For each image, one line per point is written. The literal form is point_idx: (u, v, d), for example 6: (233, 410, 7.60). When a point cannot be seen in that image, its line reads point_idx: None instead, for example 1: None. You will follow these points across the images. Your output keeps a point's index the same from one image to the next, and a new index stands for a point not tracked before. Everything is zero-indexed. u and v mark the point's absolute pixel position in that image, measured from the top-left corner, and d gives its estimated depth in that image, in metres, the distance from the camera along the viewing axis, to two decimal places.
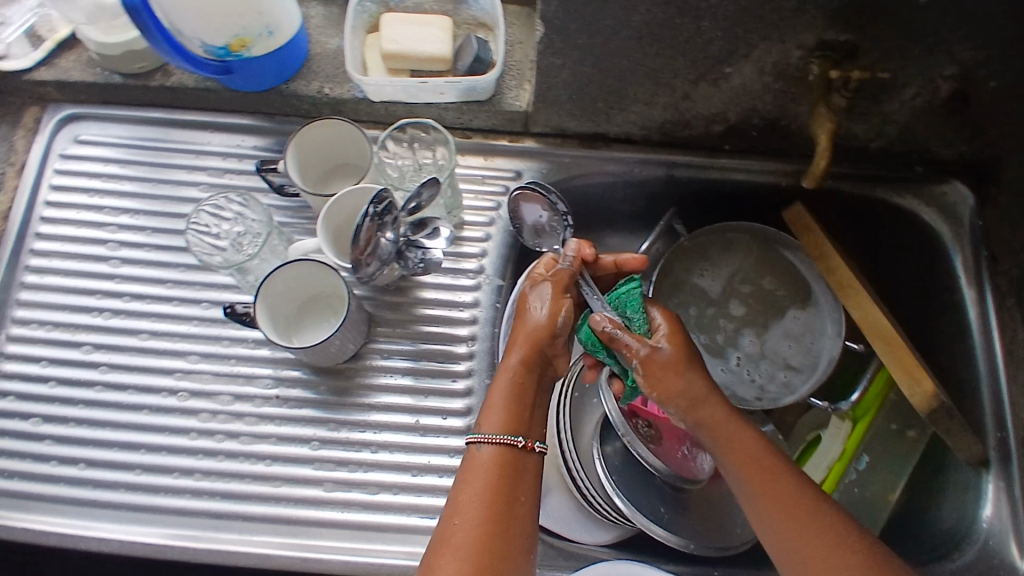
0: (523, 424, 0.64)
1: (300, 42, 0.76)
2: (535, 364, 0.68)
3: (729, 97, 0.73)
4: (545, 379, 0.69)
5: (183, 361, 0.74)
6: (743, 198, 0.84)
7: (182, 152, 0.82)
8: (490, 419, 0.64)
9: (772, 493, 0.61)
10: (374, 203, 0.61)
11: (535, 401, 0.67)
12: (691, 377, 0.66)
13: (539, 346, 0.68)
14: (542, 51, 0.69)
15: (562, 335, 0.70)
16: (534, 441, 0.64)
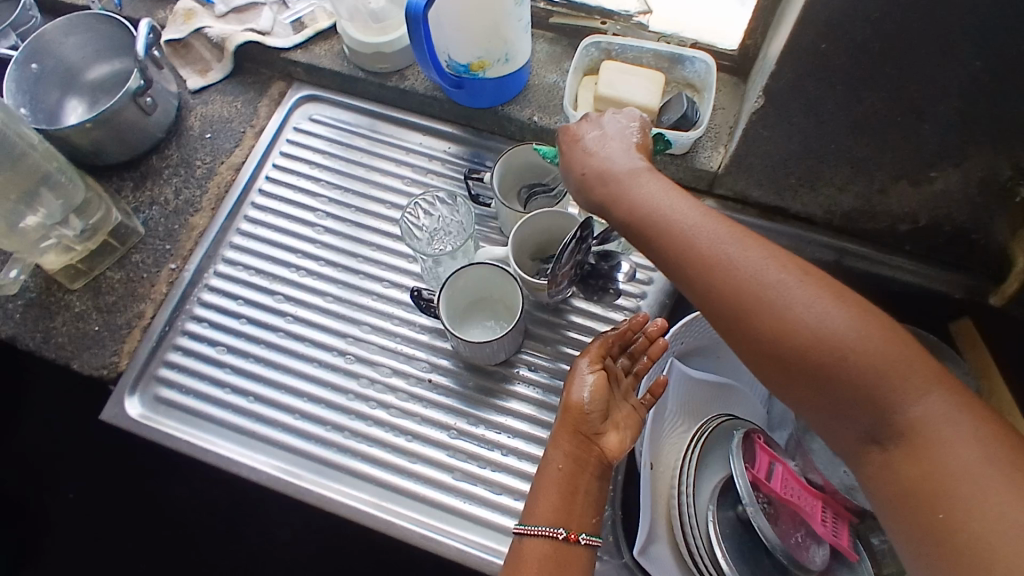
0: (564, 512, 0.65)
1: (523, 74, 0.85)
2: (571, 451, 0.67)
3: (925, 199, 0.74)
4: (591, 465, 0.67)
5: (356, 328, 0.81)
6: (909, 300, 0.85)
7: (394, 146, 0.91)
8: (540, 507, 0.65)
9: (673, 261, 0.57)
10: (581, 228, 0.67)
11: (575, 489, 0.66)
12: (586, 165, 0.64)
13: (578, 429, 0.67)
14: (755, 121, 0.73)
15: (595, 411, 0.67)
16: (577, 533, 0.65)
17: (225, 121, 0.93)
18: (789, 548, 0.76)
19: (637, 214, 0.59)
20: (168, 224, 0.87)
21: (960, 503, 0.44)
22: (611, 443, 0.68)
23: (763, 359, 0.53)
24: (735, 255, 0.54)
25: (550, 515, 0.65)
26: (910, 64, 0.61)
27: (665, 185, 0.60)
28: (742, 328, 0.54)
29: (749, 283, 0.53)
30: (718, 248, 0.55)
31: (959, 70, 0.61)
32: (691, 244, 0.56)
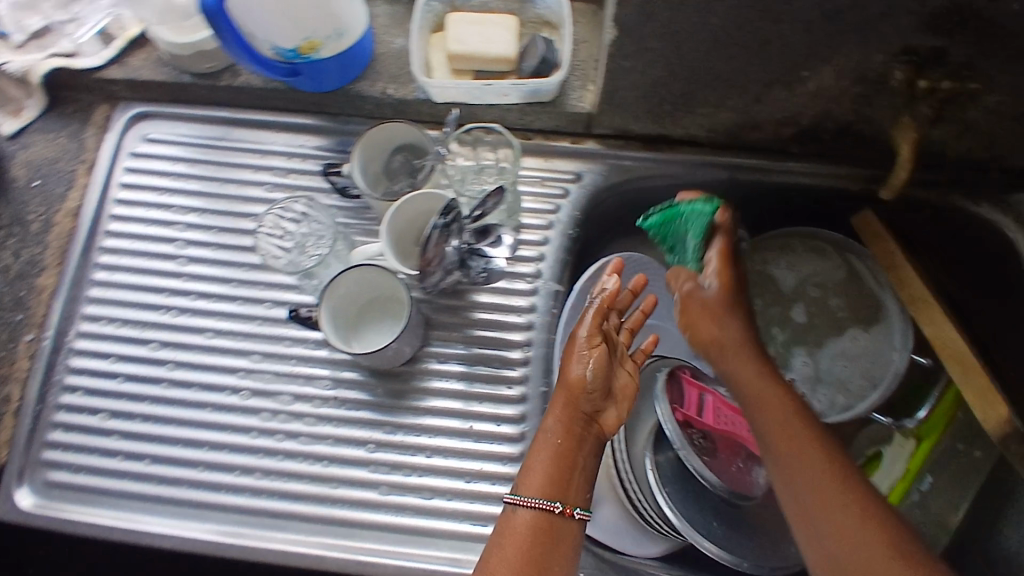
0: (558, 484, 0.65)
1: (364, 44, 0.77)
2: (569, 426, 0.67)
3: (804, 100, 0.71)
4: (588, 441, 0.68)
5: (245, 359, 0.75)
6: (808, 202, 0.83)
7: (247, 151, 0.82)
8: (531, 480, 0.65)
9: (772, 437, 0.64)
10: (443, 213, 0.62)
11: (573, 463, 0.66)
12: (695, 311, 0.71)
13: (576, 407, 0.68)
14: (614, 54, 0.68)
15: (595, 389, 0.68)
16: (570, 507, 0.65)
17: (52, 162, 0.83)
18: (727, 480, 0.76)
19: (753, 389, 0.67)
20: (14, 292, 0.79)
21: None
22: (609, 418, 0.69)
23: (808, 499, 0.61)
24: (835, 461, 0.62)
25: (543, 488, 0.65)
26: None
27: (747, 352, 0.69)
28: (796, 468, 0.62)
29: (808, 443, 0.63)
30: (789, 409, 0.65)
31: None
32: (798, 422, 0.64)
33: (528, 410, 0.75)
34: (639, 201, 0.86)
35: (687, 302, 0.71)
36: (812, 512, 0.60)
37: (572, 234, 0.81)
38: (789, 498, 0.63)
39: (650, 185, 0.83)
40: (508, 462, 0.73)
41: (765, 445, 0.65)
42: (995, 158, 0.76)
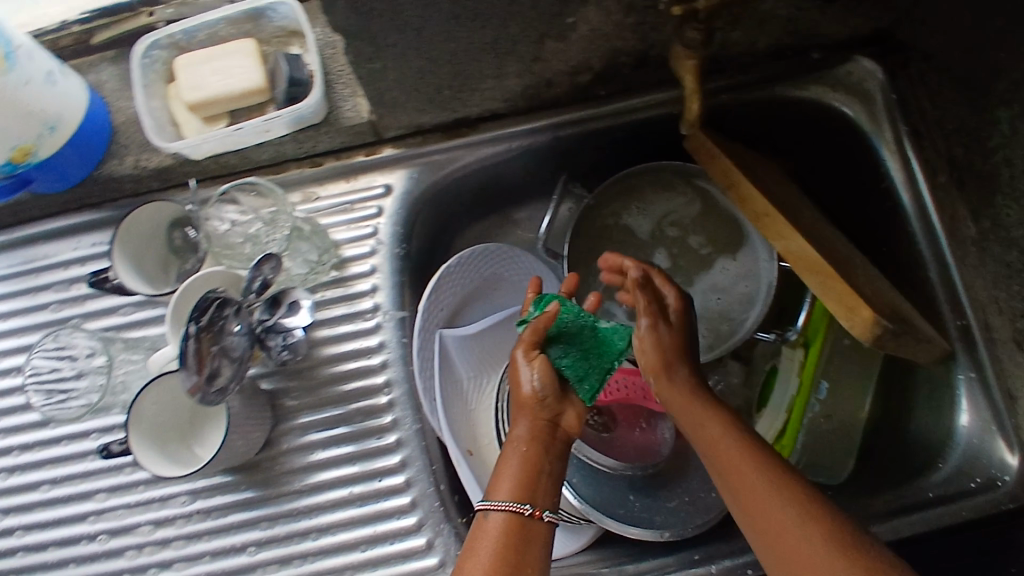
0: (530, 486, 0.54)
1: (98, 109, 0.68)
2: (535, 429, 0.57)
3: (583, 45, 0.63)
4: (554, 445, 0.57)
5: (92, 502, 0.71)
6: (638, 135, 0.77)
7: (22, 273, 0.74)
8: (499, 484, 0.54)
9: (725, 478, 0.58)
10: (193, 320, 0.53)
11: (539, 468, 0.55)
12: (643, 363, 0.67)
13: (538, 412, 0.57)
14: (355, 60, 0.59)
15: (551, 391, 0.58)
16: (542, 509, 0.53)
17: None
18: (633, 454, 0.76)
19: (706, 434, 0.61)
20: None
21: None
22: (571, 420, 0.59)
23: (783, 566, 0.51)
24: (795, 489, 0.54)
25: (513, 492, 0.53)
26: None
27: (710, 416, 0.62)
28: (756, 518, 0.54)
29: (768, 498, 0.54)
30: (741, 467, 0.57)
31: None
32: (752, 455, 0.57)
33: (409, 454, 0.71)
34: (466, 189, 0.79)
35: (652, 338, 0.67)
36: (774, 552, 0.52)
37: (401, 251, 0.74)
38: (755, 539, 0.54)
39: (468, 171, 0.76)
40: (400, 515, 0.69)
41: (720, 483, 0.58)
42: (809, 37, 0.69)
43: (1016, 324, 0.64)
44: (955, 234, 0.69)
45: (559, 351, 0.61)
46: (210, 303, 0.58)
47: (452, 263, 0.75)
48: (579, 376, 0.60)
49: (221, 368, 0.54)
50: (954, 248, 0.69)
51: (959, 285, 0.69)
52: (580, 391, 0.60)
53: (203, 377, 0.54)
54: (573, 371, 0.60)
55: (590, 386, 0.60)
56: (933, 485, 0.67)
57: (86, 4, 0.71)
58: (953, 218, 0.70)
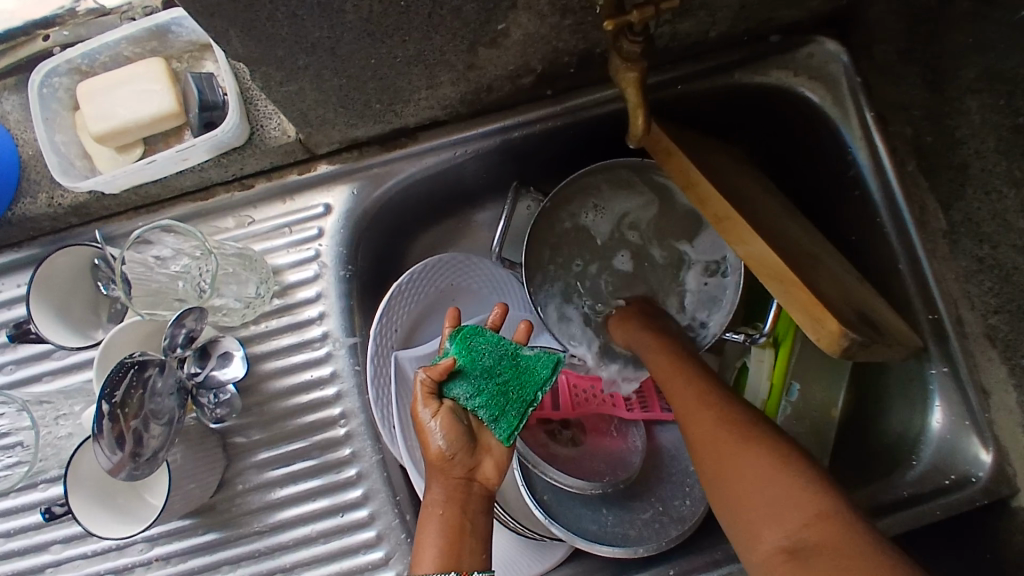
0: (454, 551, 0.53)
1: (2, 140, 0.63)
2: (447, 492, 0.56)
3: (521, 49, 0.58)
4: (471, 502, 0.56)
5: (48, 554, 0.67)
6: (591, 134, 0.72)
7: None
8: (422, 556, 0.54)
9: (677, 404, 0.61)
10: (106, 395, 0.46)
11: (460, 529, 0.55)
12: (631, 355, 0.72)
13: (448, 472, 0.57)
14: (266, 85, 0.54)
15: (459, 447, 0.57)
16: (470, 571, 0.53)
17: None
18: (604, 468, 0.72)
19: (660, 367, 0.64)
20: None
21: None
22: (486, 470, 0.58)
23: (731, 489, 0.52)
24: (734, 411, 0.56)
25: (437, 561, 0.53)
26: None
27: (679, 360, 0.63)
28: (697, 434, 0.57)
29: (734, 461, 0.53)
30: (711, 431, 0.56)
31: None
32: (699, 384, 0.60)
33: (371, 486, 0.68)
34: (414, 200, 0.74)
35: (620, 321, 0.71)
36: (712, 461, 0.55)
37: (348, 273, 0.70)
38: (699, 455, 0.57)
39: (412, 182, 0.71)
40: (365, 549, 0.66)
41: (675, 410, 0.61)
42: (763, 23, 0.64)
43: (988, 320, 0.63)
44: (925, 226, 0.67)
45: (471, 390, 0.59)
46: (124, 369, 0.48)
47: (405, 280, 0.71)
48: (494, 414, 0.59)
49: (147, 430, 0.48)
50: (924, 239, 0.67)
51: (930, 278, 0.66)
52: (497, 431, 0.58)
53: (128, 453, 0.47)
54: (487, 409, 0.59)
55: (506, 423, 0.59)
56: (904, 484, 0.65)
57: None
58: (922, 209, 0.67)
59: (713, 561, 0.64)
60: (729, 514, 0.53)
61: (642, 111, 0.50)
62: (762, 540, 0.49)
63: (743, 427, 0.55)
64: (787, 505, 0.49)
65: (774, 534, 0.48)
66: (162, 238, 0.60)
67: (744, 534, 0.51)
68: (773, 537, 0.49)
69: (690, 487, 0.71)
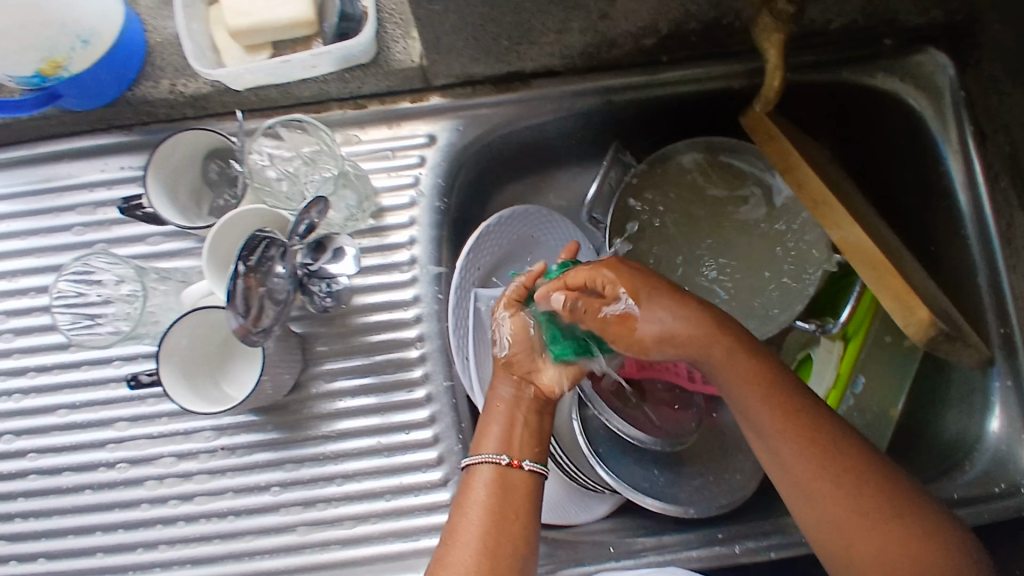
0: (506, 441, 0.60)
1: (134, 29, 0.63)
2: (506, 387, 0.63)
3: (656, 7, 0.60)
4: (525, 397, 0.63)
5: (112, 430, 0.68)
6: (693, 108, 0.74)
7: (45, 191, 0.71)
8: (483, 440, 0.61)
9: (756, 420, 0.57)
10: (242, 256, 0.48)
11: (513, 421, 0.62)
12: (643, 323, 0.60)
13: (510, 368, 0.64)
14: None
15: (523, 350, 0.63)
16: (520, 458, 0.60)
17: None
18: (661, 426, 0.73)
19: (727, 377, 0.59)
20: None
21: None
22: (543, 376, 0.64)
23: (832, 529, 0.53)
24: (829, 446, 0.55)
25: (492, 447, 0.60)
26: None
27: (754, 368, 0.58)
28: (793, 463, 0.55)
29: (844, 507, 0.53)
30: (814, 471, 0.54)
31: None
32: (788, 409, 0.57)
33: (438, 410, 0.70)
34: (511, 146, 0.76)
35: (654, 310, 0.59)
36: (815, 500, 0.54)
37: (442, 206, 0.72)
38: (791, 487, 0.56)
39: (515, 129, 0.73)
40: (426, 469, 0.69)
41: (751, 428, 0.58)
42: (883, 23, 0.66)
43: None
44: (1010, 242, 0.68)
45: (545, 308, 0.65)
46: (257, 241, 0.50)
47: (493, 223, 0.73)
48: (554, 335, 0.64)
49: (267, 302, 0.51)
50: (1007, 255, 0.68)
51: (1007, 291, 0.68)
52: (551, 350, 0.64)
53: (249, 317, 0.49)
54: (551, 328, 0.64)
55: (562, 347, 0.64)
56: (956, 486, 0.66)
57: None
58: (1010, 225, 0.68)
59: (760, 531, 0.66)
60: (825, 551, 0.54)
61: (780, 72, 0.60)
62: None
63: (842, 465, 0.54)
64: (906, 558, 0.51)
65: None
66: (284, 134, 0.64)
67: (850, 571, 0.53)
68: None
69: (740, 463, 0.73)
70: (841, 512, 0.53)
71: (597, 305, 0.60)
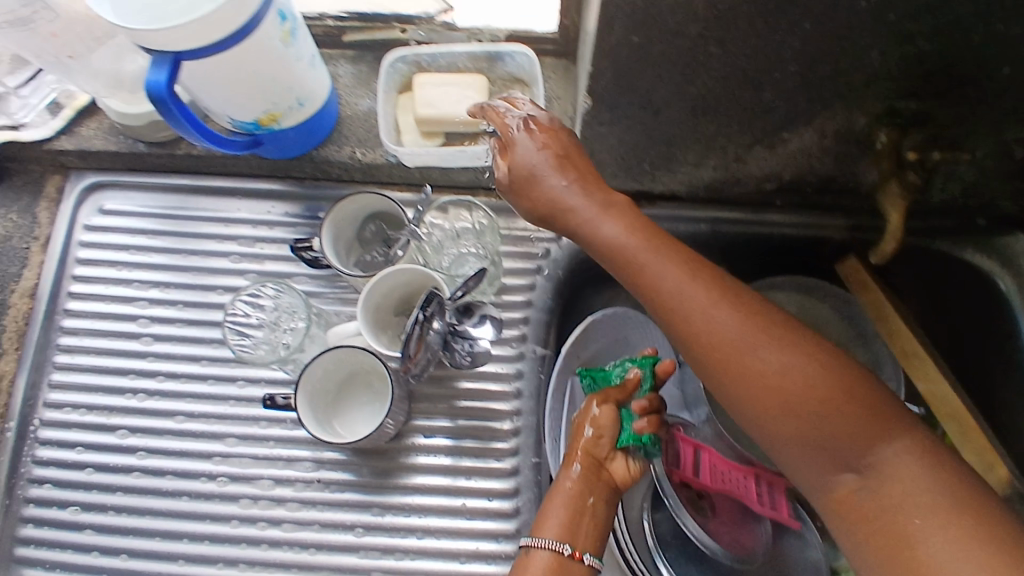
0: (572, 528, 0.61)
1: (330, 110, 0.73)
2: (583, 470, 0.64)
3: (786, 160, 0.69)
4: (599, 485, 0.64)
5: (221, 444, 0.73)
6: (792, 250, 0.81)
7: (208, 218, 0.79)
8: (546, 523, 0.62)
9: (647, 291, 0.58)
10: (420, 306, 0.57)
11: (582, 508, 0.63)
12: (547, 184, 0.61)
13: (591, 451, 0.65)
14: (587, 121, 0.65)
15: (604, 433, 0.66)
16: (582, 551, 0.61)
17: (3, 240, 0.79)
18: (728, 541, 0.75)
19: (627, 263, 0.58)
20: None
21: (910, 512, 0.47)
22: (619, 468, 0.65)
23: (747, 394, 0.53)
24: (714, 311, 0.55)
25: (556, 530, 0.61)
26: (734, 43, 0.53)
27: (635, 235, 0.59)
28: (692, 333, 0.55)
29: (743, 359, 0.53)
30: (707, 327, 0.55)
31: (785, 36, 0.53)
32: (675, 285, 0.56)
33: (521, 483, 0.73)
34: None
35: (535, 171, 0.61)
36: (716, 372, 0.55)
37: (554, 298, 0.78)
38: (702, 364, 0.56)
39: None
40: (501, 538, 0.71)
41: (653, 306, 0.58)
42: (978, 206, 0.74)
43: None
44: None
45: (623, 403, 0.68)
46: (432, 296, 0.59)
47: (600, 316, 0.79)
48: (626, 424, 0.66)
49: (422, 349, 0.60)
50: None
51: None
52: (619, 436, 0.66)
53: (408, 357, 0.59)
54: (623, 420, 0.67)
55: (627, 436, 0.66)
56: None
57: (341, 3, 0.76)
58: None
59: None
60: (744, 413, 0.54)
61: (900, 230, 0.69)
62: (822, 472, 0.52)
63: (750, 317, 0.55)
64: (817, 416, 0.51)
65: (837, 466, 0.51)
66: (450, 211, 0.74)
67: (778, 441, 0.53)
68: (835, 468, 0.51)
69: None
70: (750, 373, 0.53)
71: (502, 171, 0.63)
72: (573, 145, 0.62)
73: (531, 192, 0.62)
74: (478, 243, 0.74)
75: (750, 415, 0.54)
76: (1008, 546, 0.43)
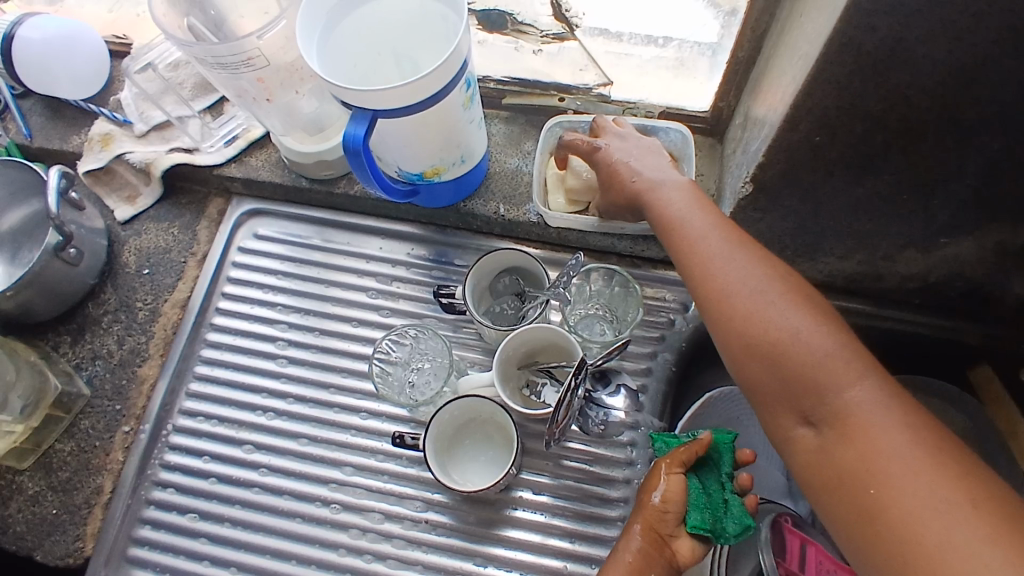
0: None
1: (478, 170, 0.77)
2: (644, 543, 0.61)
3: (935, 263, 0.68)
4: (660, 562, 0.60)
5: (339, 471, 0.76)
6: (922, 350, 0.79)
7: (351, 253, 0.83)
8: None
9: (672, 246, 0.61)
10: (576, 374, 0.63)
11: None
12: (627, 181, 0.66)
13: (654, 524, 0.61)
14: (743, 207, 0.66)
15: (672, 509, 0.61)
16: None
17: (163, 252, 0.85)
18: None
19: (667, 227, 0.61)
20: (115, 380, 0.80)
21: (884, 475, 0.45)
22: (682, 546, 0.61)
23: (738, 344, 0.54)
24: (721, 263, 0.57)
25: None
26: (917, 154, 0.54)
27: (669, 202, 0.62)
28: (702, 285, 0.57)
29: (739, 307, 0.54)
30: (711, 280, 0.57)
31: (970, 153, 0.53)
32: (696, 237, 0.59)
33: None
34: None
35: (608, 162, 0.68)
36: (719, 323, 0.56)
37: (675, 369, 0.78)
38: (709, 317, 0.57)
39: None
40: None
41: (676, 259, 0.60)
42: None
43: None
44: None
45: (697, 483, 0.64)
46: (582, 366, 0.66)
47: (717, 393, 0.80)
48: (697, 505, 0.62)
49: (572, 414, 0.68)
50: None
51: None
52: (689, 517, 0.61)
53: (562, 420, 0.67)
54: (695, 501, 0.62)
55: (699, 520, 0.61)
56: None
57: (507, 68, 0.81)
58: None
59: None
60: (735, 364, 0.55)
61: None
62: (787, 425, 0.52)
63: (749, 271, 0.56)
64: (795, 368, 0.51)
65: (799, 419, 0.51)
66: (596, 278, 0.78)
67: (765, 400, 0.53)
68: (799, 421, 0.51)
69: None
70: (743, 321, 0.54)
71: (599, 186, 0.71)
72: (650, 147, 0.69)
73: (606, 195, 0.69)
74: (609, 310, 0.77)
75: (744, 366, 0.54)
76: (960, 502, 0.42)
